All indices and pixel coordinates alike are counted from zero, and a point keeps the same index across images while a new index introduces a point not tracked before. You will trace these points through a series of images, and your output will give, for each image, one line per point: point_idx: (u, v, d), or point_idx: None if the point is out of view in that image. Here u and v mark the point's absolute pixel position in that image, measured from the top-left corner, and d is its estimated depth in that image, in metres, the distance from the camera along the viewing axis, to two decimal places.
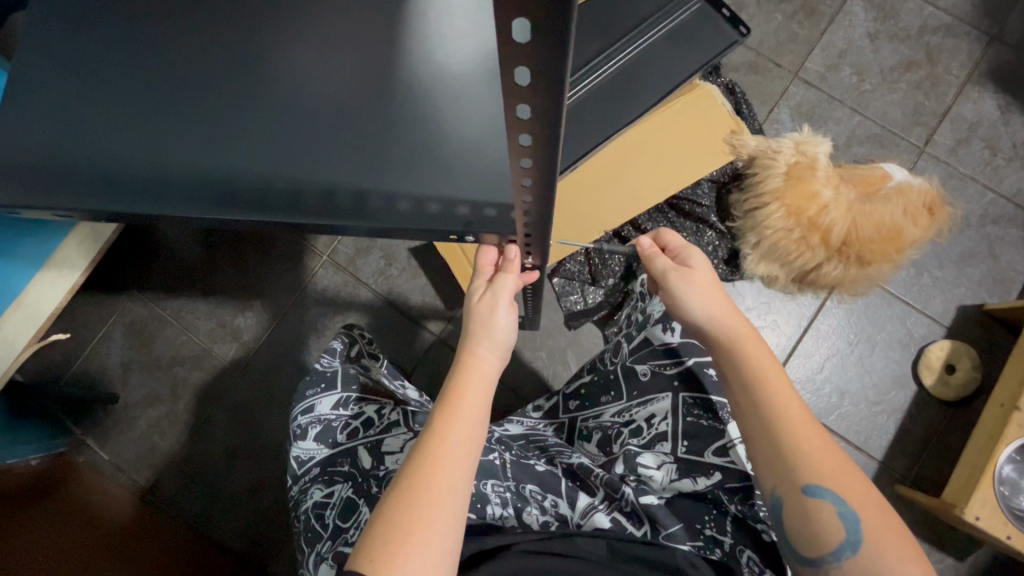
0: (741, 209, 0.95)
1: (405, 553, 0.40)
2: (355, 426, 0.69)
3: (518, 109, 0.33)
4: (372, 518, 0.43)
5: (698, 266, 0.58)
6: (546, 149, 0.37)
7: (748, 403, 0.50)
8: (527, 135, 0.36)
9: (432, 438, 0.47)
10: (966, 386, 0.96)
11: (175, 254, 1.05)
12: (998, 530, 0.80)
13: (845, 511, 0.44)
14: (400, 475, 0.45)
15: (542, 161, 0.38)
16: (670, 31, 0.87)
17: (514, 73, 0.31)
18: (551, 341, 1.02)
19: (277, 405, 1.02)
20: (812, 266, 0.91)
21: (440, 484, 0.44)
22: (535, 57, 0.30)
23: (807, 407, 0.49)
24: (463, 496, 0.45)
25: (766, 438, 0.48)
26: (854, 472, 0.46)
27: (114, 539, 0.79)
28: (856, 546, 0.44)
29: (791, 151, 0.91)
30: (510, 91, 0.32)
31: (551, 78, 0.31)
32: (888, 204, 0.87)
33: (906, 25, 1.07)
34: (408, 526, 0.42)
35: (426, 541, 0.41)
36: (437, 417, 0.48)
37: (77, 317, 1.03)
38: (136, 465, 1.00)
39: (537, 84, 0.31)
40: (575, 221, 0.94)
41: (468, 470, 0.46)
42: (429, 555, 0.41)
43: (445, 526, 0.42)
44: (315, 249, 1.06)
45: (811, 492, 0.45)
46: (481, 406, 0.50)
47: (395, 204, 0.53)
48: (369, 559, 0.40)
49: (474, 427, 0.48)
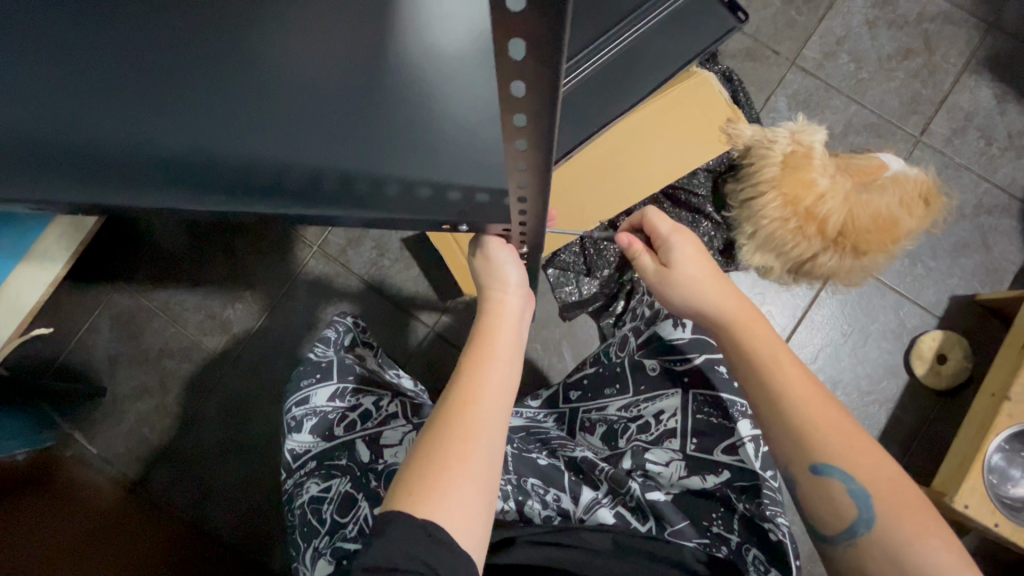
0: (737, 199, 0.94)
1: (441, 486, 0.41)
2: (352, 419, 0.68)
3: (512, 85, 0.31)
4: (407, 459, 0.44)
5: (678, 264, 0.57)
6: (542, 131, 0.35)
7: (758, 385, 0.49)
8: (522, 115, 0.34)
9: (465, 382, 0.47)
10: (957, 375, 0.97)
11: (160, 245, 1.03)
12: (986, 517, 0.81)
13: (855, 488, 0.44)
14: (434, 416, 0.46)
15: (538, 141, 0.36)
16: (671, 15, 0.84)
17: (508, 45, 0.29)
18: (546, 332, 1.01)
19: (269, 397, 1.01)
20: (808, 256, 0.90)
21: (473, 424, 0.45)
22: (526, 27, 0.27)
23: (817, 383, 0.49)
24: (497, 441, 0.45)
25: (777, 418, 0.48)
26: (868, 448, 0.46)
27: (98, 534, 0.77)
28: (869, 522, 0.44)
29: (785, 141, 0.91)
30: (503, 65, 0.30)
31: (546, 54, 0.29)
32: (885, 193, 0.87)
33: (904, 12, 1.06)
34: (443, 459, 0.42)
35: (462, 473, 0.42)
36: (466, 364, 0.49)
37: (61, 309, 1.01)
38: (125, 458, 0.99)
39: (531, 59, 0.29)
40: (570, 210, 0.93)
41: (504, 408, 0.47)
42: (465, 487, 0.41)
43: (483, 456, 0.43)
44: (303, 239, 1.04)
45: (820, 471, 0.46)
46: (509, 352, 0.51)
47: (384, 187, 0.48)
48: (405, 494, 0.40)
49: (505, 371, 0.49)
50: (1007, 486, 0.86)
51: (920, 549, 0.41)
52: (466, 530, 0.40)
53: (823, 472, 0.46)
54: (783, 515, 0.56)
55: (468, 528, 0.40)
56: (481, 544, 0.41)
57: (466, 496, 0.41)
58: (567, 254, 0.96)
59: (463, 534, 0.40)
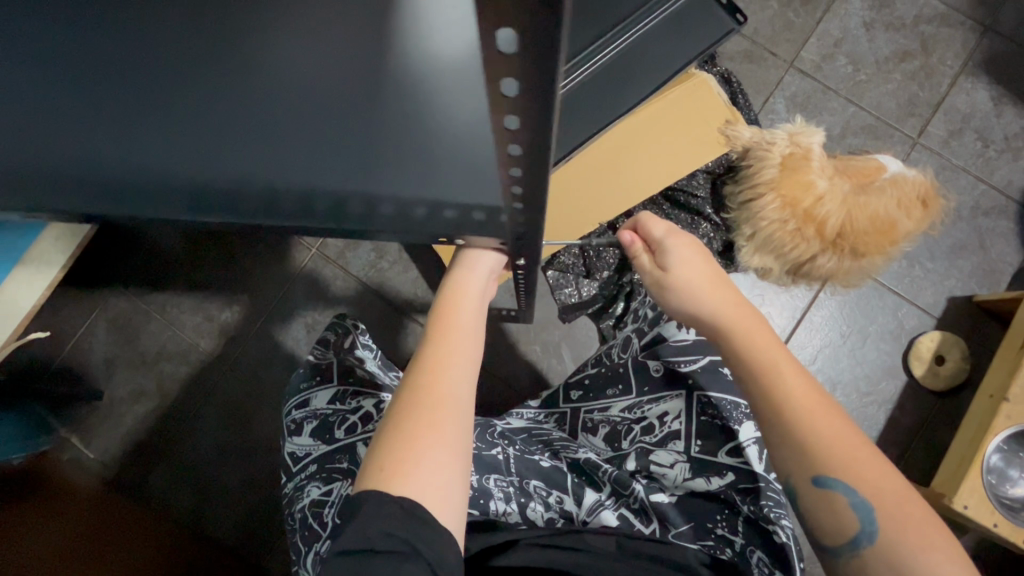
0: (735, 201, 0.95)
1: (415, 460, 0.41)
2: (353, 421, 0.66)
3: (505, 120, 0.31)
4: (377, 435, 0.44)
5: (675, 268, 0.57)
6: (538, 157, 0.34)
7: (759, 394, 0.49)
8: (516, 145, 0.33)
9: (429, 357, 0.48)
10: (954, 377, 0.98)
11: (157, 247, 1.03)
12: (985, 518, 0.81)
13: (858, 501, 0.44)
14: (401, 391, 0.46)
15: (533, 169, 0.36)
16: (669, 17, 0.84)
17: (501, 82, 0.28)
18: (545, 334, 1.01)
19: (267, 400, 1.00)
20: (806, 258, 0.90)
21: (443, 397, 0.45)
22: (521, 66, 0.27)
23: (821, 394, 0.48)
24: (466, 413, 0.46)
25: (781, 428, 0.48)
26: (872, 460, 0.46)
27: (93, 538, 0.76)
28: (872, 536, 0.44)
29: (784, 143, 0.91)
30: (495, 101, 0.30)
31: (539, 90, 0.28)
32: (881, 195, 0.87)
33: (901, 14, 1.06)
34: (415, 432, 0.43)
35: (436, 445, 0.43)
36: (428, 343, 0.50)
37: (57, 312, 1.00)
38: (122, 462, 0.98)
39: (525, 97, 0.29)
40: (569, 213, 0.93)
41: (468, 381, 0.48)
42: (440, 458, 0.42)
43: (453, 427, 0.44)
44: (301, 242, 1.03)
45: (822, 483, 0.46)
46: (473, 328, 0.53)
47: (379, 206, 0.48)
48: (380, 472, 0.41)
49: (469, 346, 0.50)
50: (1006, 487, 0.86)
51: (925, 565, 0.41)
52: (442, 503, 0.41)
53: (826, 485, 0.46)
54: (786, 517, 0.57)
55: (444, 499, 0.41)
56: (459, 518, 0.42)
57: (439, 467, 0.42)
58: (566, 256, 0.97)
59: (439, 506, 0.40)
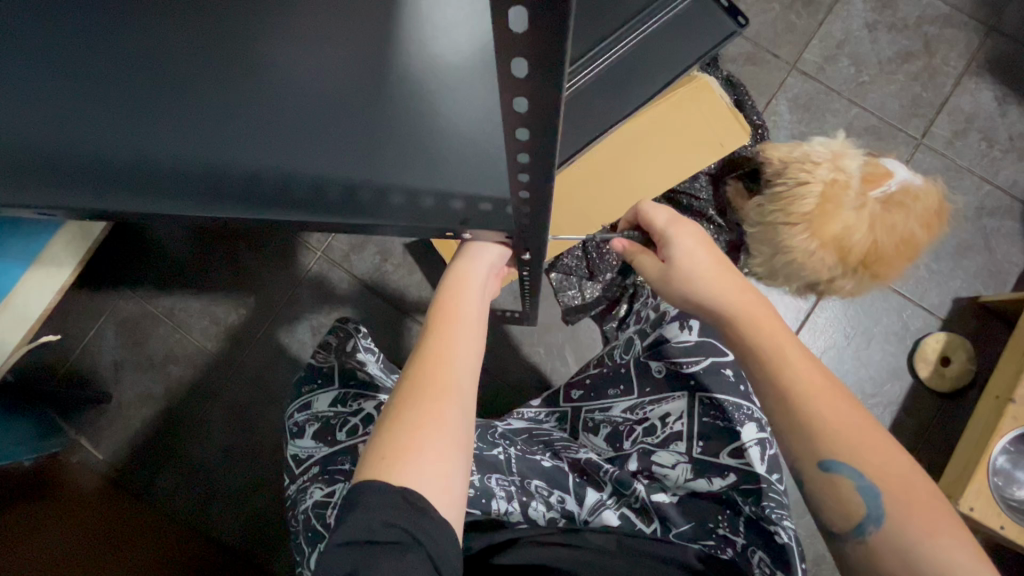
0: (759, 216, 0.92)
1: (415, 450, 0.42)
2: (354, 424, 0.66)
3: (514, 102, 0.31)
4: (379, 425, 0.45)
5: (680, 259, 0.57)
6: (545, 143, 0.35)
7: (767, 383, 0.49)
8: (525, 129, 0.33)
9: (432, 349, 0.49)
10: (960, 378, 0.97)
11: (165, 251, 1.04)
12: (992, 521, 0.80)
13: (865, 485, 0.45)
14: (402, 384, 0.47)
15: (541, 155, 0.36)
16: (670, 22, 0.83)
17: (511, 64, 0.29)
18: (549, 337, 1.02)
19: (272, 402, 1.01)
20: (826, 282, 0.90)
21: (445, 390, 0.46)
22: (530, 46, 0.27)
23: (830, 378, 0.49)
24: (468, 408, 0.47)
25: (789, 415, 0.48)
26: (878, 445, 0.46)
27: (102, 539, 0.77)
28: (878, 520, 0.44)
29: (827, 168, 0.87)
30: (504, 83, 0.30)
31: (547, 70, 0.29)
32: (904, 213, 0.86)
33: (904, 15, 1.06)
34: (417, 424, 0.43)
35: (437, 437, 0.43)
36: (430, 337, 0.50)
37: (67, 316, 1.02)
38: (130, 463, 0.99)
39: (535, 77, 0.29)
40: (572, 217, 0.94)
41: (470, 377, 0.49)
42: (442, 448, 0.43)
43: (454, 419, 0.45)
44: (307, 245, 1.04)
45: (828, 467, 0.46)
46: (474, 324, 0.53)
47: (389, 195, 0.49)
48: (381, 463, 0.41)
49: (470, 342, 0.51)
50: (1012, 489, 0.85)
51: (931, 549, 0.41)
52: (443, 497, 0.41)
53: (832, 469, 0.46)
54: (788, 518, 0.56)
55: (444, 490, 0.41)
56: (458, 509, 0.42)
57: (440, 458, 0.42)
58: (569, 258, 0.98)
59: (440, 497, 0.41)
